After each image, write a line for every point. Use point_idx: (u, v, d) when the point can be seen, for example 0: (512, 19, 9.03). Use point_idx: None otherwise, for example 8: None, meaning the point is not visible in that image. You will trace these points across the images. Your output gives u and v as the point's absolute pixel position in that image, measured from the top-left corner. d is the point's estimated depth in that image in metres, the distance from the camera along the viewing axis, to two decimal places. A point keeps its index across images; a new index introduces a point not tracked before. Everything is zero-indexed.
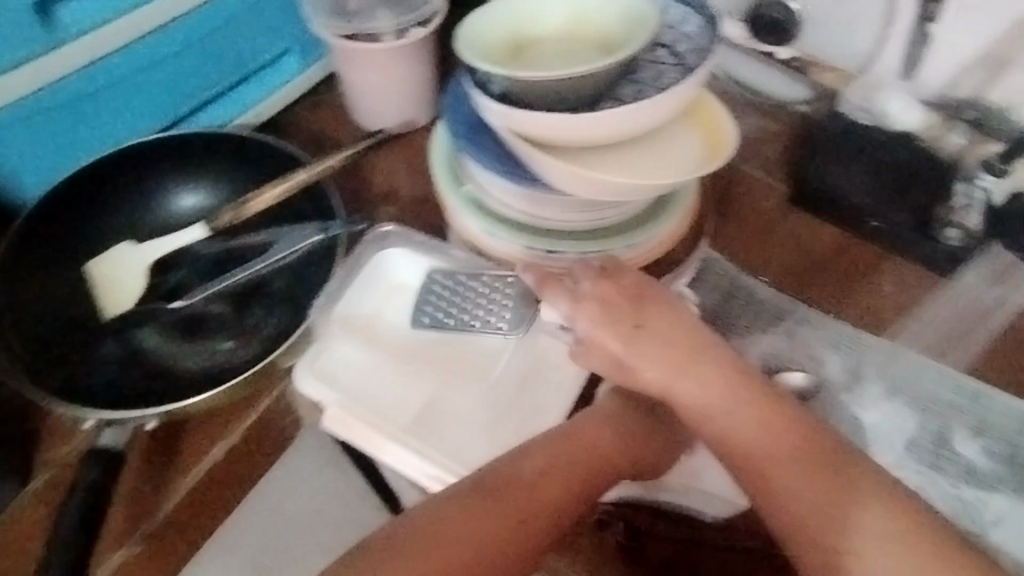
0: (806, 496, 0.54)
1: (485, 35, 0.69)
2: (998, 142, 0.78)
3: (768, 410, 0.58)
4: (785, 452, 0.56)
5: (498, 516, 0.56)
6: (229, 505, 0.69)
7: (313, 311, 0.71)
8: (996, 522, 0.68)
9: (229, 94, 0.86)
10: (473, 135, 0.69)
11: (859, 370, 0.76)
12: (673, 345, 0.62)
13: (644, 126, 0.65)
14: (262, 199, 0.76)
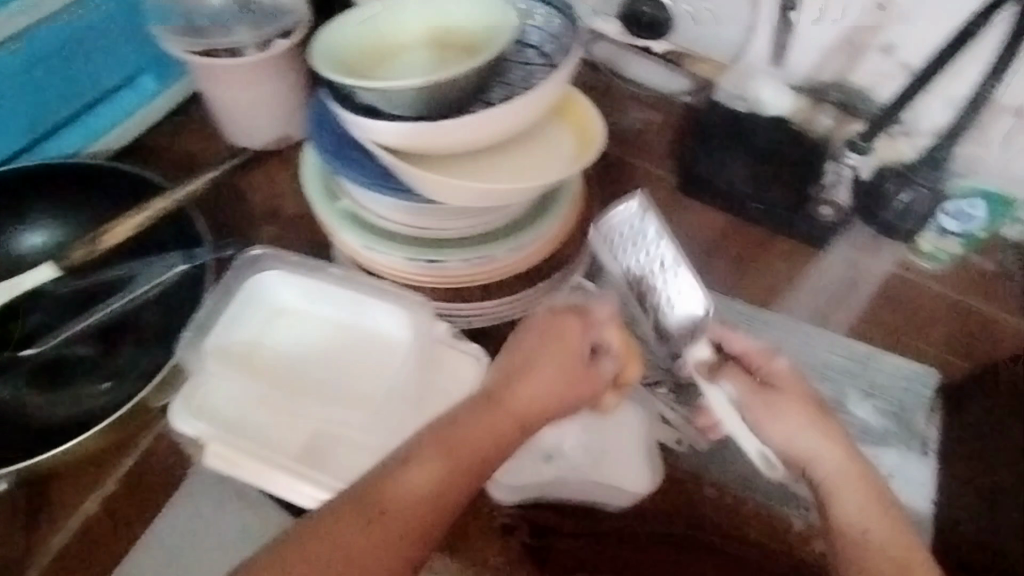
0: (873, 539, 0.53)
1: (348, 52, 0.69)
2: (860, 121, 0.83)
3: (844, 456, 0.57)
4: (862, 501, 0.55)
5: (443, 470, 0.52)
6: (108, 560, 0.64)
7: (180, 348, 0.66)
8: (889, 478, 0.73)
9: (76, 122, 0.82)
10: (341, 148, 0.68)
11: (756, 344, 0.79)
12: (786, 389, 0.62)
13: (510, 126, 0.66)
14: (115, 233, 0.70)
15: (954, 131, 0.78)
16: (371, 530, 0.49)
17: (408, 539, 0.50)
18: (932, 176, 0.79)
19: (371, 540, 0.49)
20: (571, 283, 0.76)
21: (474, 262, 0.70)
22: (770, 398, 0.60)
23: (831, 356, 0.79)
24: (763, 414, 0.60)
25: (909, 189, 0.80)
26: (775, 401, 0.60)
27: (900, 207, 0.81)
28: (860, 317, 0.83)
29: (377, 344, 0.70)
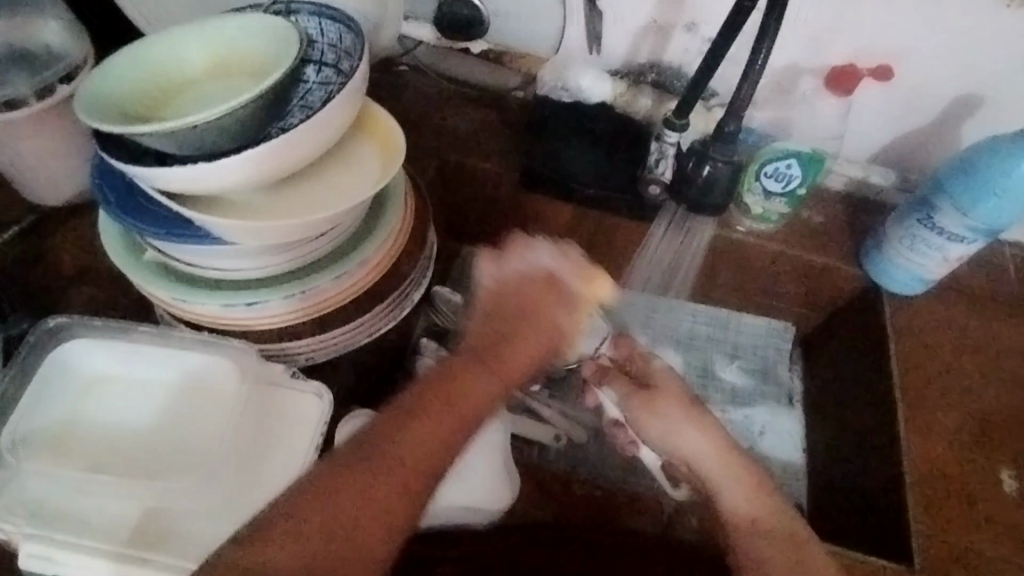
0: (745, 512, 0.64)
1: (123, 94, 0.66)
2: (674, 98, 0.86)
3: (716, 446, 0.68)
4: (738, 485, 0.65)
5: (430, 434, 0.57)
6: None
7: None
8: (762, 433, 0.87)
9: None
10: (128, 200, 0.65)
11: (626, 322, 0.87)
12: (681, 411, 0.69)
13: (305, 153, 0.65)
14: None
15: (734, 109, 0.75)
16: (406, 484, 0.55)
17: (404, 489, 0.55)
18: (726, 149, 0.78)
19: (395, 487, 0.55)
20: (410, 301, 0.75)
21: (295, 296, 0.68)
22: (665, 391, 0.71)
23: (694, 326, 0.91)
24: (663, 405, 0.70)
25: (706, 164, 0.79)
26: (671, 398, 0.70)
27: (707, 179, 0.80)
28: (697, 283, 0.93)
29: (200, 400, 0.67)
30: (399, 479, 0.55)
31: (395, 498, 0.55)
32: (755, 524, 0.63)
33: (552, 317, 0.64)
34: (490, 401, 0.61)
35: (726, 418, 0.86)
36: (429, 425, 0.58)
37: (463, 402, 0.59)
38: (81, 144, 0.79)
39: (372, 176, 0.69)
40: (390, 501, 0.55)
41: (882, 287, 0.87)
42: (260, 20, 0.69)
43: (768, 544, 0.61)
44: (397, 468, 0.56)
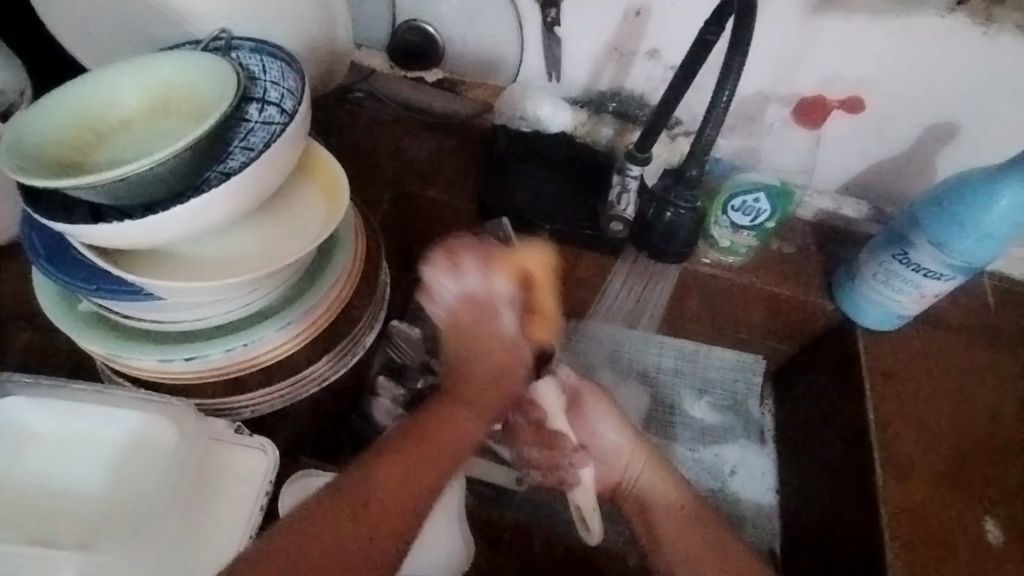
0: (690, 544, 0.62)
1: (53, 142, 0.63)
2: (637, 128, 0.83)
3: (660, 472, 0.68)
4: (684, 520, 0.64)
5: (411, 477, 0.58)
6: None
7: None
8: (732, 473, 0.86)
9: None
10: (58, 255, 0.62)
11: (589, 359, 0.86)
12: (626, 442, 0.70)
13: (243, 201, 0.62)
14: None
15: (697, 152, 0.70)
16: (411, 472, 0.58)
17: (426, 480, 0.58)
18: (689, 193, 0.75)
19: (405, 480, 0.57)
20: (360, 347, 0.72)
21: (235, 350, 0.65)
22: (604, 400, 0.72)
23: (664, 360, 0.89)
24: (593, 407, 0.72)
25: (667, 210, 0.76)
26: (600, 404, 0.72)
27: (668, 223, 0.77)
28: (665, 316, 0.91)
29: (136, 457, 0.65)
30: (417, 467, 0.58)
31: (406, 484, 0.57)
32: (687, 525, 0.63)
33: (489, 318, 0.62)
34: (468, 445, 0.62)
35: (696, 458, 0.85)
36: (447, 425, 0.62)
37: (458, 419, 0.63)
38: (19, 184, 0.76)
39: (316, 223, 0.66)
40: (401, 489, 0.57)
41: (856, 322, 0.83)
42: (198, 59, 0.67)
43: (695, 543, 0.62)
44: (408, 456, 0.59)
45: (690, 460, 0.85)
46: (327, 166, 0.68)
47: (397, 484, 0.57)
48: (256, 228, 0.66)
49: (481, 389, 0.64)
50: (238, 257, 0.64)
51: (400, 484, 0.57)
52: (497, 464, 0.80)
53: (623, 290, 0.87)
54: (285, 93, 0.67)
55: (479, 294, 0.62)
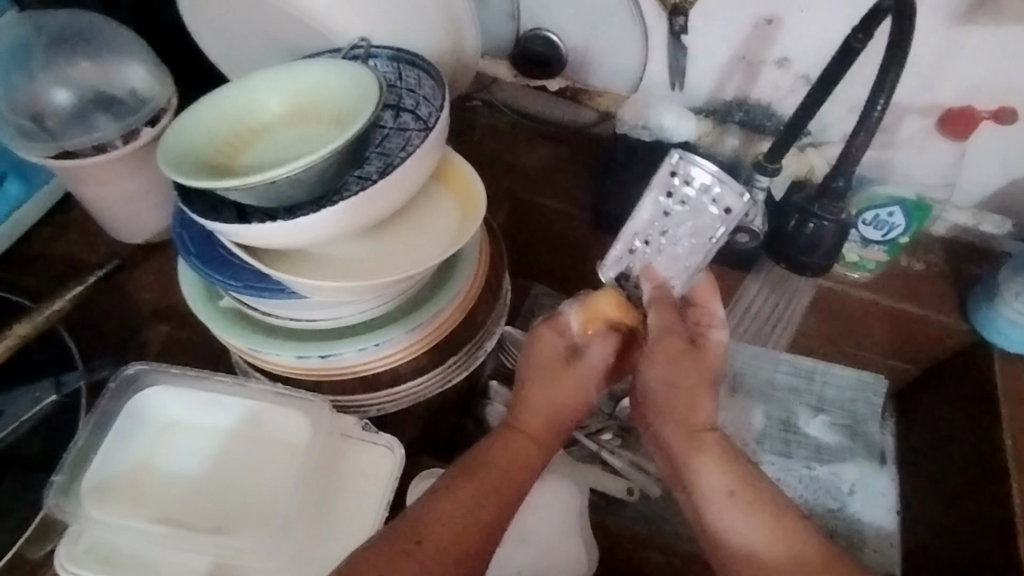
0: (758, 547, 0.52)
1: (206, 144, 0.65)
2: (766, 138, 0.81)
3: (722, 461, 0.56)
4: (743, 507, 0.53)
5: (453, 518, 0.53)
6: None
7: (49, 497, 0.62)
8: (850, 493, 0.81)
9: None
10: (208, 253, 0.64)
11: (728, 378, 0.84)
12: (694, 444, 0.57)
13: (386, 206, 0.63)
14: None
15: (844, 164, 0.69)
16: (478, 497, 0.54)
17: (493, 506, 0.54)
18: (834, 206, 0.73)
19: (472, 510, 0.54)
20: (484, 349, 0.72)
21: (367, 349, 0.65)
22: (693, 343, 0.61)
23: (778, 376, 0.85)
24: (680, 360, 0.60)
25: (811, 222, 0.74)
26: (673, 349, 0.60)
27: (812, 233, 0.75)
28: (794, 334, 0.87)
29: (273, 447, 0.67)
30: (489, 495, 0.55)
31: (472, 517, 0.53)
32: (730, 503, 0.54)
33: (568, 359, 0.62)
34: (535, 475, 0.58)
35: (814, 476, 0.81)
36: (510, 452, 0.58)
37: (518, 444, 0.59)
38: (162, 183, 0.79)
39: (450, 228, 0.67)
40: (468, 522, 0.53)
41: (993, 344, 0.78)
42: (340, 66, 0.68)
43: (745, 512, 0.53)
44: (471, 490, 0.55)
45: (806, 479, 0.81)
46: (460, 171, 0.70)
47: (462, 510, 0.53)
48: (390, 232, 0.67)
49: (537, 420, 0.60)
50: (378, 259, 0.65)
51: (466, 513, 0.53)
52: (608, 472, 0.78)
53: (757, 302, 0.85)
54: (422, 101, 0.68)
55: (553, 325, 0.63)
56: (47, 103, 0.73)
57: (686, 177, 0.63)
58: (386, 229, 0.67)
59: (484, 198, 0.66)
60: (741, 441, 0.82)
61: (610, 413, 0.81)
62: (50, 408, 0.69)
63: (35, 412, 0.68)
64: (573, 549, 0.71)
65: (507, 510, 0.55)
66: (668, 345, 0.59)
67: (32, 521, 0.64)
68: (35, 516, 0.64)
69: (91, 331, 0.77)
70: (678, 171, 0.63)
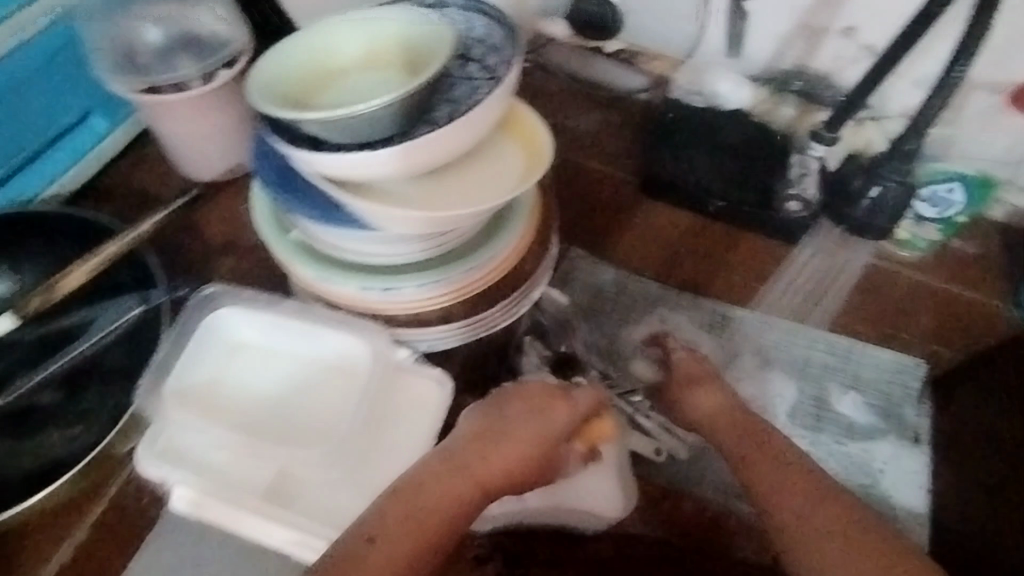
0: (803, 515, 0.59)
1: (285, 78, 0.66)
2: (823, 109, 0.82)
3: (758, 440, 0.65)
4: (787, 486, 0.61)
5: (440, 499, 0.59)
6: None
7: (137, 396, 0.66)
8: (883, 470, 0.76)
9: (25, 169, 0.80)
10: (286, 180, 0.66)
11: (766, 356, 0.81)
12: (732, 429, 0.67)
13: (457, 143, 0.63)
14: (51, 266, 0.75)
15: (917, 125, 0.73)
16: (446, 485, 0.60)
17: (452, 502, 0.59)
18: (901, 168, 0.78)
19: (443, 498, 0.59)
20: (528, 300, 0.74)
21: (427, 287, 0.67)
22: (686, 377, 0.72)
23: (814, 355, 0.81)
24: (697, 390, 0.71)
25: (878, 184, 0.79)
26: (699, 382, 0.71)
27: (869, 206, 0.81)
28: (842, 311, 0.83)
29: (336, 376, 0.69)
30: (452, 491, 0.59)
31: (438, 507, 0.58)
32: (775, 474, 0.62)
33: (539, 420, 0.65)
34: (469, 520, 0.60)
35: (844, 452, 0.77)
36: (481, 477, 0.61)
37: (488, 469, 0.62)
38: (238, 125, 0.83)
39: (516, 175, 0.66)
40: (428, 517, 0.57)
41: None
42: (415, 12, 0.69)
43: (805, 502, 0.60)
44: (441, 477, 0.60)
45: (837, 455, 0.77)
46: (525, 118, 0.68)
47: (421, 513, 0.57)
48: (459, 171, 0.66)
49: (514, 466, 0.63)
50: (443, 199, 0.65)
51: (429, 515, 0.58)
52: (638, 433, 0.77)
53: (804, 276, 0.84)
54: (493, 52, 0.69)
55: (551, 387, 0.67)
56: (135, 41, 0.78)
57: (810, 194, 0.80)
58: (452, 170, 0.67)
59: (553, 144, 0.65)
60: (774, 411, 0.79)
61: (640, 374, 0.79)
62: (137, 319, 0.73)
63: (124, 322, 0.73)
64: (611, 496, 0.72)
65: (462, 516, 0.59)
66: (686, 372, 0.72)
67: (121, 421, 0.67)
68: (124, 415, 0.67)
69: (168, 256, 0.82)
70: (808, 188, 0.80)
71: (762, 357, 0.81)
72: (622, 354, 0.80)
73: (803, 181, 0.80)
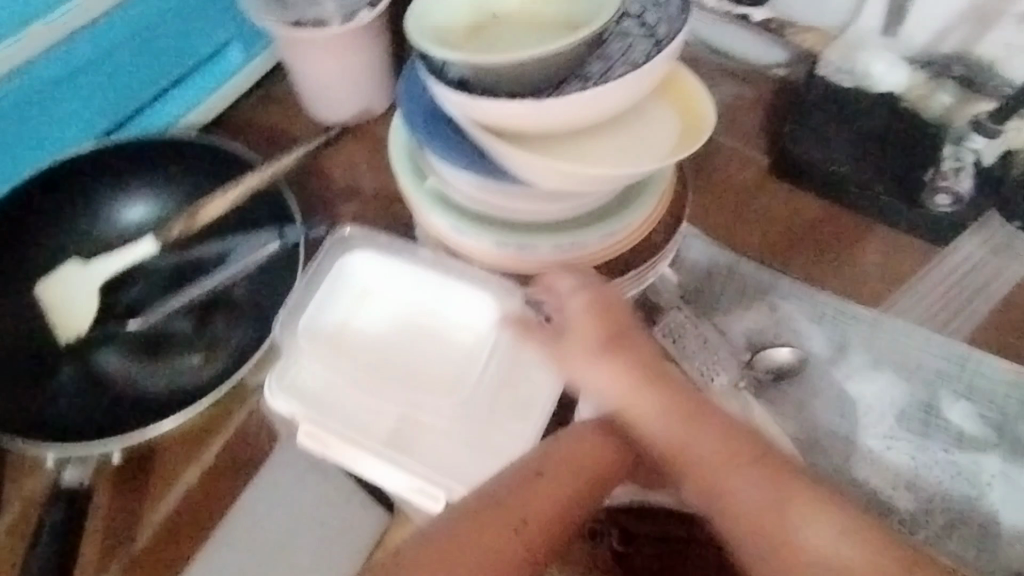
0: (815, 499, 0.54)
1: (443, 19, 0.65)
2: (988, 100, 0.75)
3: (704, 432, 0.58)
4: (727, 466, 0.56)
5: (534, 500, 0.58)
6: (210, 527, 0.68)
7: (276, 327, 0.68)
8: (991, 483, 0.71)
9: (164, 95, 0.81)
10: (434, 129, 0.66)
11: (877, 359, 0.77)
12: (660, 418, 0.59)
13: (618, 102, 0.61)
14: (186, 195, 0.77)
15: None
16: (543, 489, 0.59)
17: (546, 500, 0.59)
18: None
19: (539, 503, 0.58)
20: (655, 273, 0.72)
21: (562, 248, 0.67)
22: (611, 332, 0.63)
23: (927, 359, 0.77)
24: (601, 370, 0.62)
25: None
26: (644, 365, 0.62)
27: None
28: (970, 317, 0.79)
29: (461, 331, 0.70)
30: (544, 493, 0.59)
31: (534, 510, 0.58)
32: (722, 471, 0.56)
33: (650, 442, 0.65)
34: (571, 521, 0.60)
35: (948, 461, 0.73)
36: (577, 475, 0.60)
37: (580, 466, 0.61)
38: (372, 71, 0.82)
39: (670, 142, 0.63)
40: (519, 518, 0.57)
41: None
42: None
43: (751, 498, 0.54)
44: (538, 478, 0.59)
45: (942, 464, 0.73)
46: (684, 84, 0.65)
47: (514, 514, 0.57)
48: (611, 133, 0.64)
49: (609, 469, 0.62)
50: (593, 160, 0.63)
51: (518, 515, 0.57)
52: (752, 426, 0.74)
53: (935, 276, 0.81)
54: (654, 9, 0.66)
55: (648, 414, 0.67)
56: None
57: (953, 186, 0.79)
58: (603, 131, 0.65)
59: (714, 114, 0.62)
60: (878, 414, 0.75)
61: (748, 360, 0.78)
62: (276, 254, 0.74)
63: (262, 257, 0.73)
64: None
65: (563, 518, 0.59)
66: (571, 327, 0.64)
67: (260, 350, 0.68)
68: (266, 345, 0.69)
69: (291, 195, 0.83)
70: (953, 181, 0.79)
71: (874, 360, 0.77)
72: (731, 338, 0.78)
73: (954, 174, 0.78)
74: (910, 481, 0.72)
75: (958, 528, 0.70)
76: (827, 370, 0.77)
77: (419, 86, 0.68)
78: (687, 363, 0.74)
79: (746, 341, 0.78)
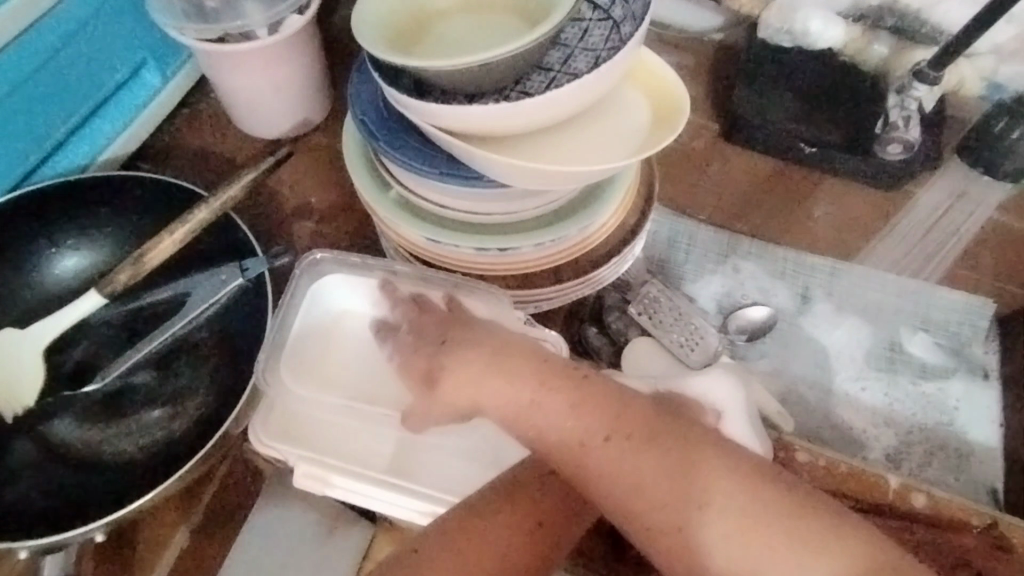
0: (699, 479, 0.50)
1: (391, 23, 0.61)
2: (919, 47, 0.82)
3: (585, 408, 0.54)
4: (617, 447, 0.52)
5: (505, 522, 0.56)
6: None
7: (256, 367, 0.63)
8: (958, 408, 0.76)
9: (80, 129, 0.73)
10: (396, 137, 0.62)
11: (841, 307, 0.80)
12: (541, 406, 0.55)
13: (592, 94, 0.58)
14: (120, 236, 0.70)
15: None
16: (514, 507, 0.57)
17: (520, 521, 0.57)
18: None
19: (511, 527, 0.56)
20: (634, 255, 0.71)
21: (545, 245, 0.64)
22: (455, 330, 0.60)
23: (885, 298, 0.80)
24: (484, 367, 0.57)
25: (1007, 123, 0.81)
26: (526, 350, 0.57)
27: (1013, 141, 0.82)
28: (923, 254, 0.83)
29: None
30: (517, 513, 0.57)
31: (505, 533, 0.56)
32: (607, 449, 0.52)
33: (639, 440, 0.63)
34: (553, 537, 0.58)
35: (919, 391, 0.77)
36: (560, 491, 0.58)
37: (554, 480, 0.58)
38: (308, 78, 0.77)
39: (643, 129, 0.62)
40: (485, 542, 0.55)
41: None
42: None
43: (656, 464, 0.51)
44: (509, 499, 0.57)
45: (912, 395, 0.77)
46: (650, 68, 0.64)
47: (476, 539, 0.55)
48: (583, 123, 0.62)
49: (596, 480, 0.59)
50: (569, 154, 0.61)
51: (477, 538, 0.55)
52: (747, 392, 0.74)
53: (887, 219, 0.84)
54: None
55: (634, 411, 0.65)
56: None
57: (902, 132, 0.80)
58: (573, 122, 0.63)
59: (686, 95, 0.61)
60: (850, 357, 0.78)
61: (721, 323, 0.79)
62: (240, 290, 0.67)
63: (226, 294, 0.67)
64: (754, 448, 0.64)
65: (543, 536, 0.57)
66: (424, 331, 0.61)
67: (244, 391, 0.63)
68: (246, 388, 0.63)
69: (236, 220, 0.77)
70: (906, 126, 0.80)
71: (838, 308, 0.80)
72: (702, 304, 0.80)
73: (906, 122, 0.80)
74: (886, 417, 0.76)
75: (935, 453, 0.74)
76: (798, 322, 0.80)
77: (371, 94, 0.64)
78: (663, 335, 0.74)
79: (717, 305, 0.80)
